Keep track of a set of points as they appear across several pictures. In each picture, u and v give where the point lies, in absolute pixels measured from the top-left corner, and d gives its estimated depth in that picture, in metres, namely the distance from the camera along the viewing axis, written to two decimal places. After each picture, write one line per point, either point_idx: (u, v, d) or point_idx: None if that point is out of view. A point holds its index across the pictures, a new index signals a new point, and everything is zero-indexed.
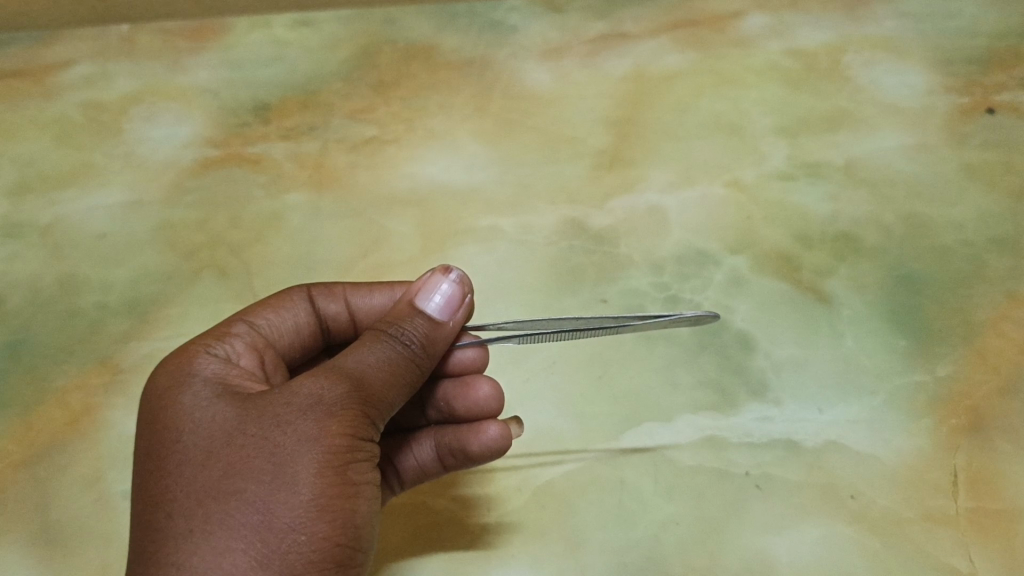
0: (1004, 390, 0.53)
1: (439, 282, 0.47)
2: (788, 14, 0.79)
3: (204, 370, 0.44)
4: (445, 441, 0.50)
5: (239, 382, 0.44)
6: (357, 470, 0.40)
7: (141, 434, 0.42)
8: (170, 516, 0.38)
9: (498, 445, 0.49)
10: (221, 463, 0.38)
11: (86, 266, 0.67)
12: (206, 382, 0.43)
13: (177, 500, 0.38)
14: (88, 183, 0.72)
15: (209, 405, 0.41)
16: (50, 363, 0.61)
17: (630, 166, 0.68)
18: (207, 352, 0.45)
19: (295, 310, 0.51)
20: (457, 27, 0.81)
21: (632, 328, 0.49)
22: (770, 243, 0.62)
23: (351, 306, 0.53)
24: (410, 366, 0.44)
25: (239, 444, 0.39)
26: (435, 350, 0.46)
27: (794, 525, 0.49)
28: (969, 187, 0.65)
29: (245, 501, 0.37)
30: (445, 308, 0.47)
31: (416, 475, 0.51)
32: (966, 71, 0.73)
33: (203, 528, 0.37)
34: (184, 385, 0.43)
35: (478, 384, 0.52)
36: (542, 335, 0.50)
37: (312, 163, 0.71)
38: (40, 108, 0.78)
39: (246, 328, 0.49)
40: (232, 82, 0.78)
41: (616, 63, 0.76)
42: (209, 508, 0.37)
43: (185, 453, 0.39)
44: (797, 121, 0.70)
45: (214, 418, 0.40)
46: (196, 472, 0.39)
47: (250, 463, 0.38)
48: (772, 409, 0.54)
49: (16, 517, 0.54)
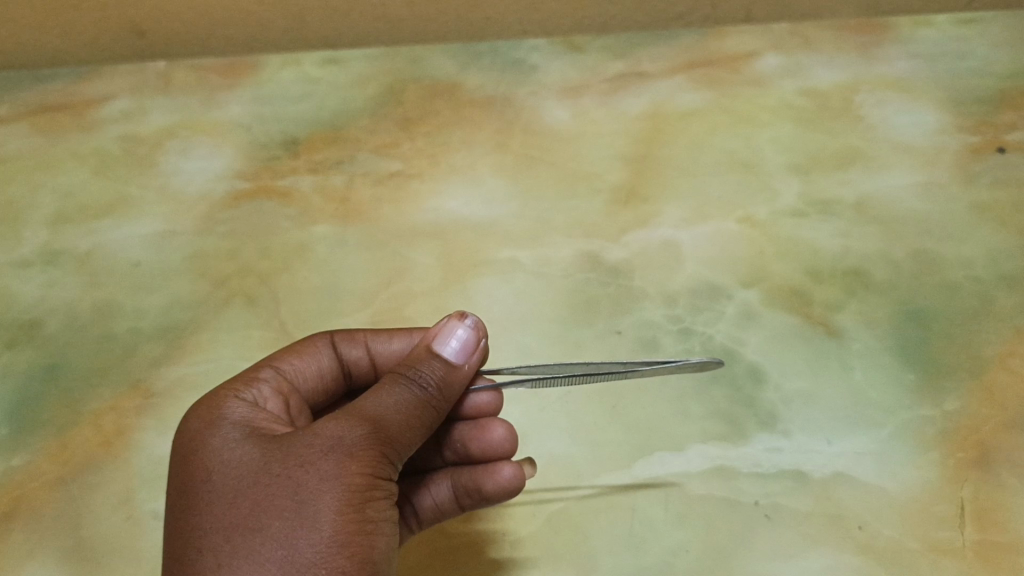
0: (1011, 425, 0.55)
1: (455, 327, 0.49)
2: (802, 54, 0.81)
3: (233, 413, 0.46)
4: (462, 481, 0.52)
5: (265, 424, 0.46)
6: (375, 508, 0.42)
7: (174, 474, 0.44)
8: (199, 551, 0.40)
9: (512, 485, 0.51)
10: (248, 501, 0.41)
11: (121, 293, 0.70)
12: (234, 425, 0.45)
13: (207, 536, 0.40)
14: (124, 214, 0.76)
15: (237, 446, 0.43)
16: (84, 386, 0.64)
17: (645, 202, 0.71)
18: (236, 397, 0.47)
19: (319, 356, 0.54)
20: (481, 66, 0.84)
21: (639, 373, 0.50)
22: (781, 277, 0.64)
23: (371, 350, 0.55)
24: (426, 409, 0.46)
25: (264, 482, 0.41)
26: (451, 393, 0.48)
27: (802, 554, 0.51)
28: (979, 225, 0.66)
29: (270, 537, 0.39)
30: (461, 352, 0.49)
31: (434, 514, 0.52)
32: (977, 110, 0.74)
33: (231, 562, 0.39)
34: (214, 427, 0.45)
35: (492, 426, 0.54)
36: (552, 377, 0.52)
37: (339, 196, 0.75)
38: (81, 141, 0.82)
39: (273, 373, 0.51)
40: (263, 118, 0.82)
41: (633, 102, 0.79)
42: (237, 544, 0.39)
43: (215, 491, 0.42)
44: (810, 158, 0.72)
45: (242, 459, 0.43)
46: (226, 510, 0.41)
47: (276, 501, 0.40)
48: (781, 440, 0.55)
49: (50, 534, 0.57)
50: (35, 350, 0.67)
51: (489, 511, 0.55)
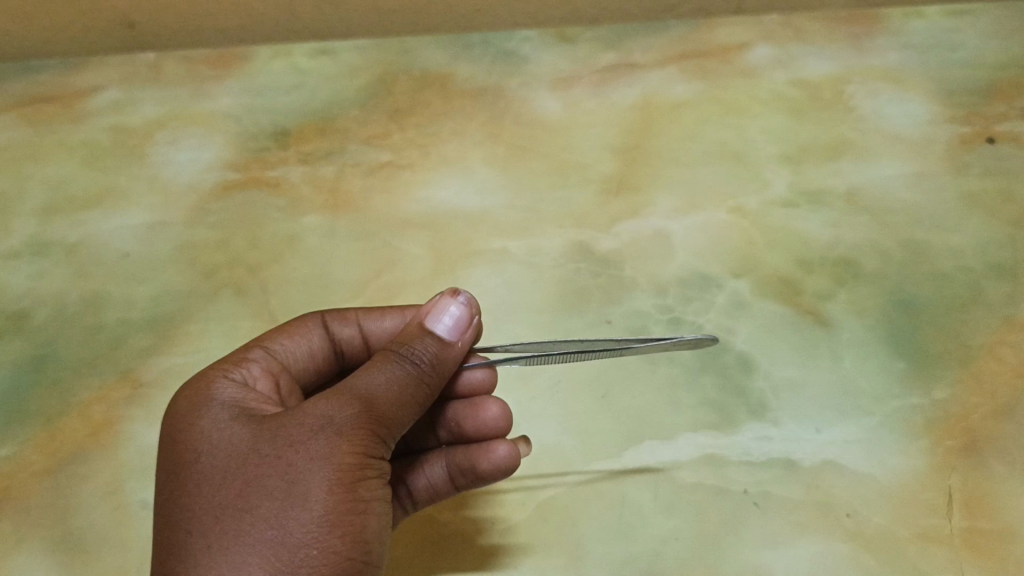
0: (1000, 413, 0.55)
1: (447, 304, 0.49)
2: (794, 46, 0.81)
3: (223, 394, 0.46)
4: (456, 460, 0.52)
5: (255, 405, 0.46)
6: (367, 486, 0.42)
7: (163, 456, 0.44)
8: (189, 533, 0.40)
9: (508, 464, 0.51)
10: (237, 482, 0.40)
11: (110, 284, 0.69)
12: (223, 406, 0.45)
13: (196, 517, 0.40)
14: (113, 205, 0.75)
15: (227, 427, 0.43)
16: (74, 376, 0.63)
17: (636, 192, 0.70)
18: (225, 377, 0.47)
19: (309, 336, 0.53)
20: (472, 57, 0.83)
21: (633, 350, 0.50)
22: (771, 267, 0.64)
23: (363, 330, 0.55)
24: (419, 386, 0.46)
25: (254, 463, 0.41)
26: (444, 370, 0.48)
27: (791, 541, 0.51)
28: (969, 215, 0.66)
29: (259, 517, 0.39)
30: (454, 329, 0.48)
31: (428, 495, 0.52)
32: (968, 101, 0.74)
33: (221, 543, 0.39)
34: (203, 408, 0.45)
35: (486, 405, 0.54)
36: (546, 355, 0.52)
37: (329, 187, 0.74)
38: (70, 132, 0.81)
39: (263, 355, 0.51)
40: (253, 108, 0.81)
41: (625, 92, 0.78)
42: (226, 525, 0.39)
43: (204, 472, 0.41)
44: (801, 149, 0.72)
45: (231, 440, 0.42)
46: (215, 491, 0.41)
47: (265, 481, 0.40)
48: (771, 428, 0.56)
49: (38, 523, 0.56)
50: (23, 341, 0.66)
51: (479, 497, 0.55)
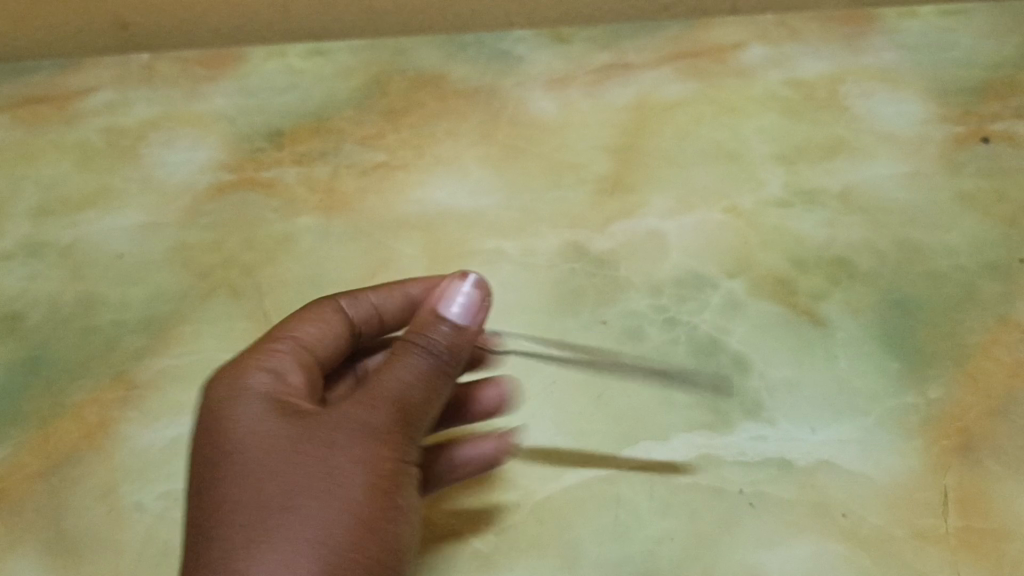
0: (994, 412, 0.56)
1: (459, 287, 0.50)
2: (789, 45, 0.81)
3: (256, 386, 0.46)
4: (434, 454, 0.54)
5: (287, 397, 0.46)
6: (401, 485, 0.44)
7: (201, 448, 0.45)
8: (231, 525, 0.41)
9: (492, 457, 0.54)
10: (278, 479, 0.42)
11: (104, 285, 0.69)
12: (259, 400, 0.46)
13: (238, 512, 0.42)
14: (107, 206, 0.75)
15: (265, 422, 0.44)
16: (67, 379, 0.63)
17: (630, 192, 0.70)
18: (254, 366, 0.48)
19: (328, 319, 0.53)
20: (467, 56, 0.83)
21: None
22: (766, 267, 0.64)
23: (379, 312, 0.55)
24: (441, 376, 0.47)
25: (293, 462, 0.43)
26: (462, 357, 0.48)
27: (786, 541, 0.51)
28: (964, 214, 0.67)
29: (302, 514, 0.41)
30: (466, 314, 0.48)
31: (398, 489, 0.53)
32: (962, 101, 0.74)
33: (264, 538, 0.41)
34: (240, 401, 0.46)
35: (466, 402, 0.57)
36: None
37: (323, 187, 0.74)
38: (63, 133, 0.81)
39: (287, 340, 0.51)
40: (247, 109, 0.81)
41: (619, 93, 0.78)
42: (269, 520, 0.41)
43: (245, 467, 0.43)
44: (796, 149, 0.72)
45: (272, 435, 0.44)
46: (257, 486, 0.42)
47: (307, 481, 0.42)
48: (766, 428, 0.56)
49: (32, 526, 0.56)
50: (16, 343, 0.66)
51: (476, 499, 0.54)
